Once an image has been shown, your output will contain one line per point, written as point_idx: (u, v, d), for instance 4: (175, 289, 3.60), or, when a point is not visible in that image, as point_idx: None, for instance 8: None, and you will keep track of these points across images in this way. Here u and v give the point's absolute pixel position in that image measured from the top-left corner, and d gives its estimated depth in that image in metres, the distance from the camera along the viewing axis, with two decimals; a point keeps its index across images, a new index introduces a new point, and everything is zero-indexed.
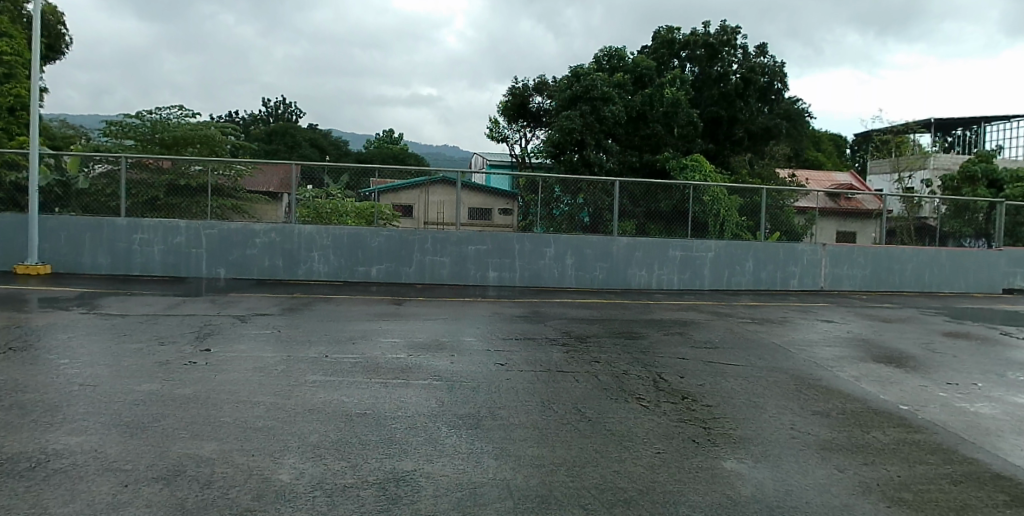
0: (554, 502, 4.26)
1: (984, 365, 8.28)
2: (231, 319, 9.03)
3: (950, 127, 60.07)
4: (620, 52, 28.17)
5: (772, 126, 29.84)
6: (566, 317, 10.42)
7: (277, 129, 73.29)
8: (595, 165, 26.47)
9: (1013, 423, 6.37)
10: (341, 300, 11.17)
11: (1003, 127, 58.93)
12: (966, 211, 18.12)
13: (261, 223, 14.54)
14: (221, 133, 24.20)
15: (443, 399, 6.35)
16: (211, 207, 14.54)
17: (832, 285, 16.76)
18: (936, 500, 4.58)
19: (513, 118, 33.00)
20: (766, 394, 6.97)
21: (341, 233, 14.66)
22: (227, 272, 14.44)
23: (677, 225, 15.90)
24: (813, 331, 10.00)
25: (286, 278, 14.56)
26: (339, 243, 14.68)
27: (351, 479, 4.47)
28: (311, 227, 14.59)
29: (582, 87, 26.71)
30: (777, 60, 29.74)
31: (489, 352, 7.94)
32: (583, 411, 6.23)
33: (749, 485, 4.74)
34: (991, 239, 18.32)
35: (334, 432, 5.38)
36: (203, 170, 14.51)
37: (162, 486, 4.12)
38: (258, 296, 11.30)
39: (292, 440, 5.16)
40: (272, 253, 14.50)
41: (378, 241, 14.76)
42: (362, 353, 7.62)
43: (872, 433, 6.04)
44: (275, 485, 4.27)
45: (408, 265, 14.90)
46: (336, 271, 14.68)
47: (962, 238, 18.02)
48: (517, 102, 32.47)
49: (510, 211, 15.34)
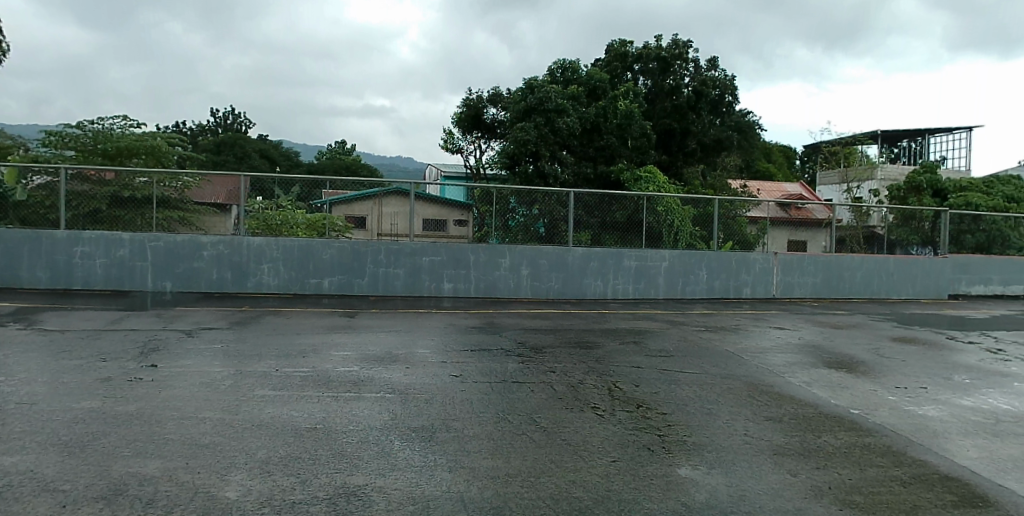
0: (508, 513, 4.25)
1: (930, 368, 8.49)
2: (177, 333, 8.83)
3: (897, 139, 61.48)
4: (573, 64, 28.67)
5: (724, 138, 30.46)
6: (520, 327, 10.40)
7: (227, 140, 71.99)
8: (550, 176, 26.52)
9: (958, 425, 6.56)
10: (292, 313, 11.01)
11: (946, 138, 60.66)
12: (913, 219, 18.54)
13: (208, 234, 14.28)
14: (167, 144, 23.84)
15: (397, 411, 6.29)
16: (156, 219, 14.22)
17: (785, 293, 17.08)
18: (887, 501, 4.68)
19: (468, 130, 33.16)
20: (719, 400, 7.04)
21: (292, 244, 14.47)
22: (174, 285, 14.13)
23: (631, 235, 16.06)
24: (766, 338, 10.13)
25: (234, 291, 14.31)
26: (289, 255, 14.48)
27: (302, 495, 4.38)
28: (260, 239, 14.36)
29: (536, 98, 26.95)
30: (728, 74, 30.30)
31: (444, 364, 7.86)
32: (538, 422, 6.22)
33: (702, 492, 4.78)
34: (937, 247, 18.81)
35: (285, 447, 5.29)
36: (149, 182, 14.18)
37: (103, 505, 3.99)
38: (208, 310, 11.05)
39: (239, 456, 5.04)
40: (220, 266, 14.23)
41: (330, 253, 14.61)
42: (312, 366, 7.49)
43: (824, 437, 6.15)
44: (221, 502, 4.17)
45: (361, 277, 14.75)
46: (286, 283, 14.47)
47: (910, 246, 18.46)
48: (471, 113, 32.59)
49: (465, 222, 15.28)
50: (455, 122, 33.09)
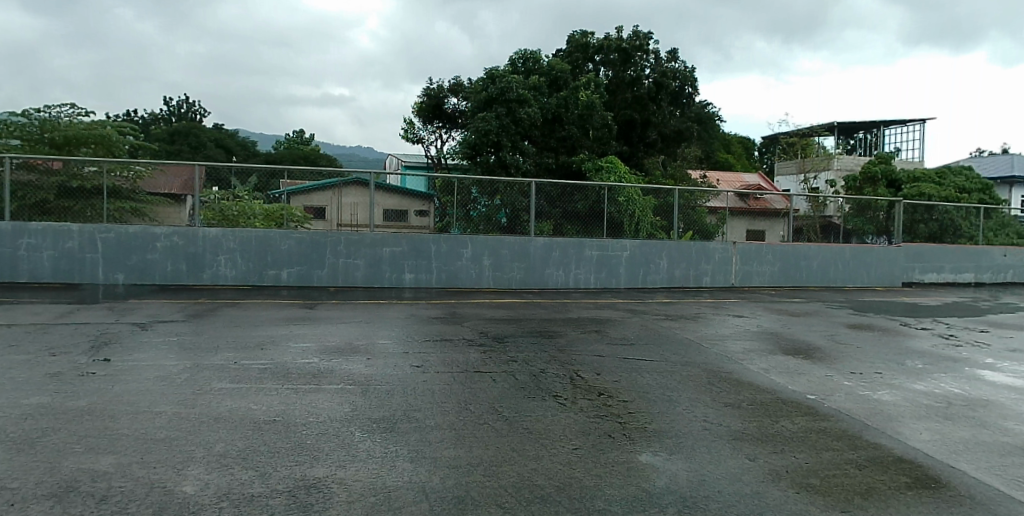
0: (470, 503, 4.26)
1: (884, 353, 8.75)
2: (130, 326, 8.65)
3: (853, 131, 61.90)
4: (535, 55, 28.77)
5: (684, 130, 30.87)
6: (483, 317, 10.42)
7: (181, 129, 70.27)
8: (512, 166, 26.56)
9: (911, 409, 6.77)
10: (250, 305, 10.85)
11: (901, 131, 62.07)
12: (869, 209, 19.01)
13: (162, 225, 13.99)
14: (118, 133, 23.25)
15: (357, 402, 6.26)
16: (106, 210, 13.86)
17: (743, 282, 17.38)
18: (842, 484, 4.81)
19: (428, 119, 33.01)
20: (679, 387, 7.15)
21: (249, 235, 14.26)
22: (127, 277, 13.83)
23: (592, 226, 16.11)
24: (725, 326, 10.30)
25: (190, 282, 14.10)
26: (246, 246, 14.27)
27: (260, 488, 4.34)
28: (217, 229, 14.13)
29: (496, 89, 26.81)
30: (688, 66, 30.81)
31: (405, 354, 7.84)
32: (500, 411, 6.25)
33: (663, 477, 4.86)
34: (892, 236, 19.28)
35: (243, 440, 5.22)
36: (98, 172, 13.77)
37: (53, 503, 3.90)
38: (162, 302, 10.84)
39: (196, 450, 4.96)
40: (175, 258, 13.98)
41: (288, 243, 14.43)
42: (270, 358, 7.41)
43: (781, 422, 6.29)
44: (177, 497, 4.11)
45: (321, 268, 14.61)
46: (243, 274, 14.24)
47: (865, 235, 18.90)
48: (432, 103, 32.51)
49: (426, 212, 15.27)
50: (415, 110, 32.88)
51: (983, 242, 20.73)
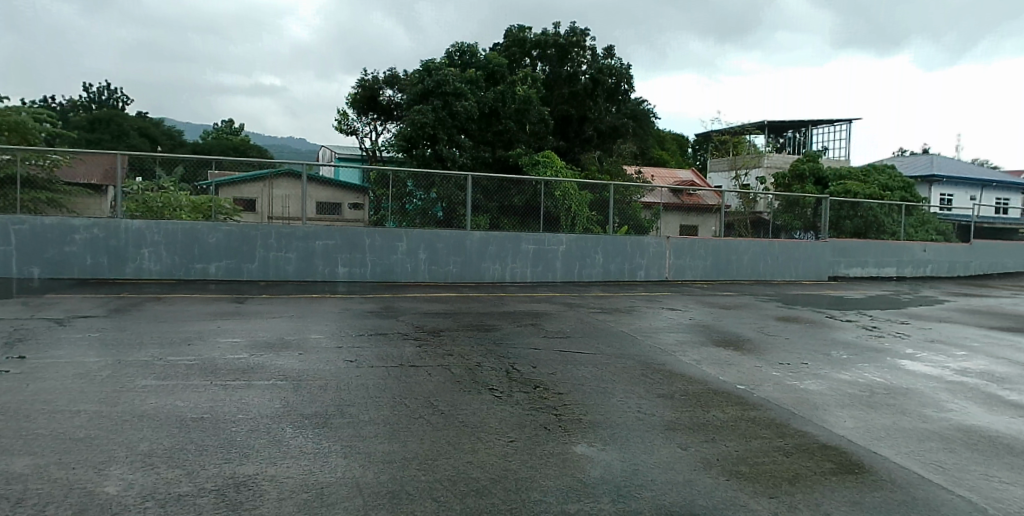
0: (403, 497, 4.26)
1: (811, 344, 9.12)
2: (46, 322, 8.29)
3: (781, 131, 63.94)
4: (471, 49, 29.31)
5: (619, 126, 32.05)
6: (418, 311, 10.40)
7: (102, 117, 67.04)
8: (448, 160, 26.73)
9: (836, 398, 7.06)
10: (177, 300, 10.52)
11: (829, 130, 64.59)
12: (797, 205, 19.63)
13: (82, 217, 13.44)
14: (34, 121, 22.14)
15: (289, 399, 6.16)
16: (21, 200, 13.16)
17: (677, 276, 17.82)
18: (770, 471, 4.99)
19: (363, 111, 33.59)
20: (614, 379, 7.29)
21: (175, 227, 13.86)
22: (43, 271, 13.22)
23: (530, 219, 16.38)
24: (659, 318, 10.53)
25: (112, 277, 13.58)
26: (172, 239, 13.86)
27: (187, 487, 4.24)
28: (140, 222, 13.68)
29: (433, 82, 27.07)
30: (623, 63, 32.18)
31: (338, 349, 7.76)
32: (435, 405, 6.25)
33: (598, 468, 4.95)
34: (819, 232, 20.01)
35: (169, 439, 5.09)
36: (11, 160, 13.04)
37: None
38: (82, 297, 10.42)
39: (119, 450, 4.81)
40: (94, 251, 13.44)
41: (217, 236, 14.08)
42: (197, 354, 7.22)
43: (712, 411, 6.48)
44: (99, 498, 3.98)
45: (251, 262, 14.31)
46: (169, 268, 13.86)
47: (793, 231, 19.60)
48: (366, 94, 32.96)
49: (360, 205, 15.19)
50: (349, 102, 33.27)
51: (905, 237, 21.71)
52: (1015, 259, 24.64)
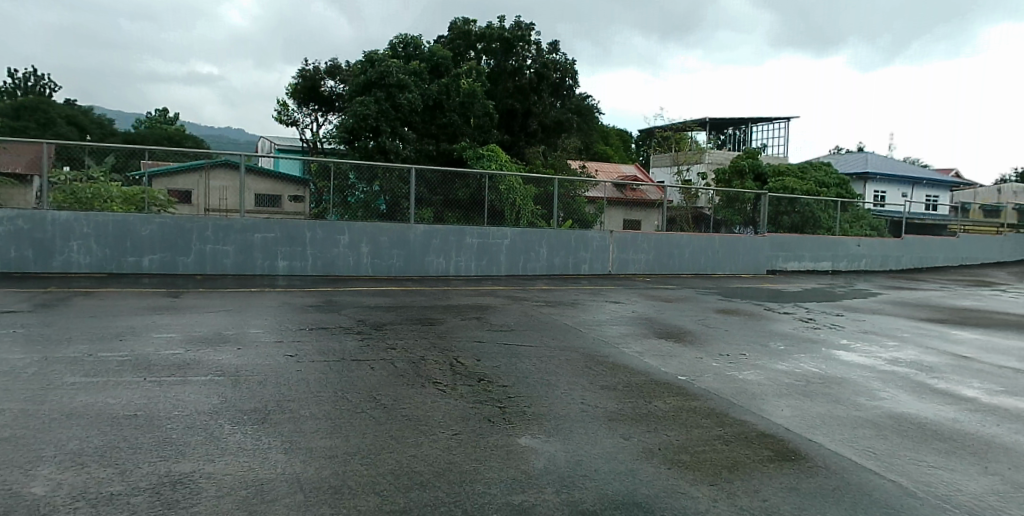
0: (346, 492, 4.25)
1: (751, 336, 9.42)
2: None
3: (724, 128, 65.74)
4: (416, 40, 29.11)
5: (564, 120, 33.08)
6: (360, 305, 10.33)
7: (28, 104, 63.80)
8: (391, 152, 26.94)
9: (773, 388, 7.32)
10: (109, 294, 10.18)
11: (769, 128, 66.54)
12: (737, 201, 20.21)
13: (4, 208, 12.84)
14: None
15: (227, 394, 6.05)
16: None
17: (620, 269, 18.16)
18: (710, 459, 5.15)
19: (303, 102, 34.67)
20: (558, 371, 7.39)
21: (106, 219, 13.38)
22: None
23: (474, 214, 16.41)
24: (603, 311, 10.71)
25: (38, 271, 13.03)
26: (103, 231, 13.37)
27: (119, 486, 4.14)
28: (68, 213, 13.17)
29: (376, 73, 27.18)
30: (568, 59, 32.99)
31: (279, 344, 7.66)
32: (378, 399, 6.23)
33: (542, 459, 5.03)
34: (758, 227, 20.63)
35: (100, 437, 4.94)
36: None
37: None
38: (8, 292, 9.97)
39: (46, 449, 4.65)
40: (18, 243, 12.88)
41: (151, 229, 13.66)
42: (130, 350, 7.03)
43: (654, 402, 6.63)
44: (25, 499, 3.85)
45: (187, 255, 13.94)
46: (99, 261, 13.37)
47: (733, 226, 20.14)
48: (307, 85, 33.82)
49: (301, 198, 14.95)
50: (289, 93, 33.89)
51: (840, 233, 22.53)
52: (944, 254, 25.87)
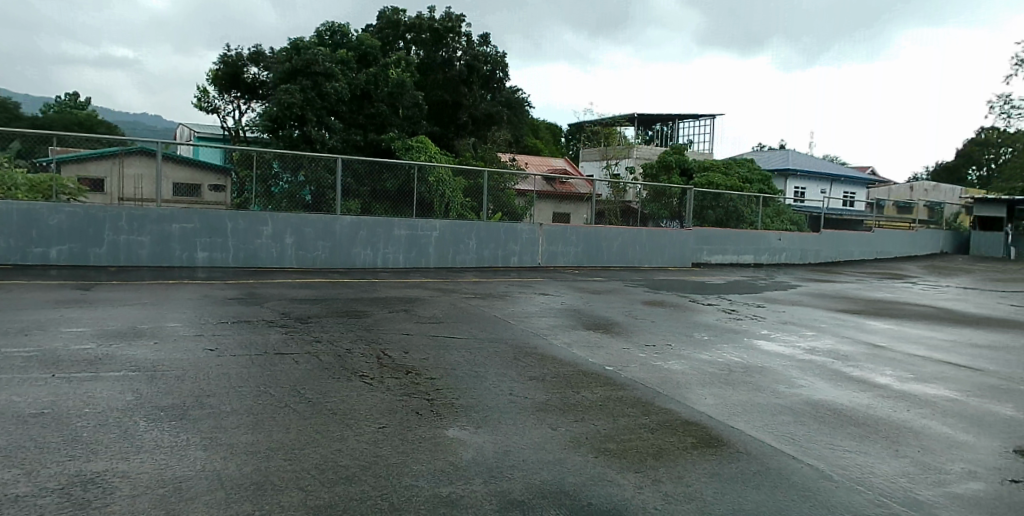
0: (269, 488, 4.20)
1: (676, 327, 9.75)
2: None
3: (651, 123, 67.64)
4: (343, 29, 30.10)
5: (494, 113, 33.05)
6: (285, 297, 10.14)
7: None
8: (317, 142, 27.15)
9: (697, 377, 7.61)
10: (13, 287, 9.64)
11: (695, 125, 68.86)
12: (664, 196, 20.81)
13: None
14: None
15: (142, 390, 5.87)
16: None
17: (548, 262, 18.46)
18: (637, 447, 5.33)
19: (225, 89, 34.29)
20: (486, 363, 7.46)
21: (10, 207, 12.63)
22: None
23: (402, 205, 16.32)
24: (533, 303, 10.85)
25: None
26: (7, 219, 12.61)
27: (26, 488, 3.97)
28: None
29: (302, 61, 27.36)
30: (497, 51, 33.30)
31: (198, 337, 7.46)
32: (302, 393, 6.15)
33: (470, 450, 5.10)
34: (684, 220, 21.29)
35: (3, 437, 4.70)
36: None
37: None
38: None
39: None
40: None
41: (59, 217, 12.97)
42: (35, 345, 6.70)
43: (582, 392, 6.79)
44: None
45: (99, 246, 13.32)
46: (3, 252, 12.63)
47: (659, 220, 20.76)
48: (229, 71, 33.53)
49: (222, 188, 14.51)
50: (211, 79, 33.63)
51: (762, 227, 23.45)
52: (860, 248, 27.32)
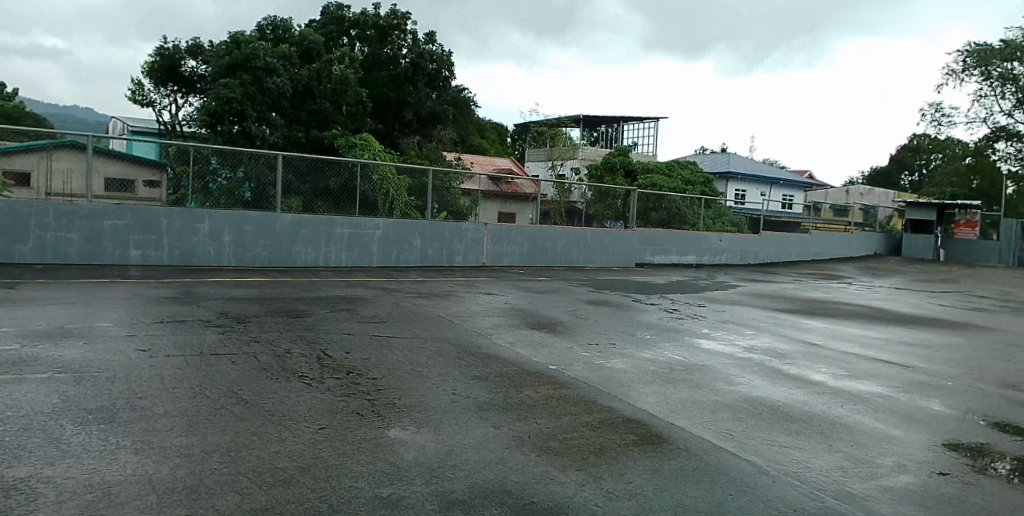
0: (203, 492, 4.15)
1: (619, 326, 9.97)
2: None
3: (597, 124, 68.61)
4: (286, 24, 29.61)
5: (439, 112, 32.71)
6: (222, 297, 9.93)
7: None
8: (257, 137, 26.74)
9: (638, 375, 7.82)
10: None
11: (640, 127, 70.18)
12: (608, 197, 21.18)
13: None
14: None
15: (69, 392, 5.69)
16: None
17: (493, 261, 18.59)
18: (579, 445, 5.46)
19: (161, 81, 33.21)
20: (429, 363, 7.48)
21: None
22: None
23: (345, 203, 16.15)
24: (476, 303, 10.93)
25: None
26: None
27: None
28: None
29: (242, 54, 26.74)
30: (443, 50, 32.76)
31: (131, 338, 7.26)
32: (239, 394, 6.07)
33: (411, 450, 5.13)
34: (627, 221, 21.73)
35: None
36: None
37: None
38: None
39: None
40: None
41: None
42: None
43: (525, 391, 6.90)
44: None
45: (24, 242, 12.78)
46: None
47: (603, 220, 21.12)
48: (166, 63, 32.44)
49: (157, 184, 14.21)
50: (146, 70, 32.47)
51: (703, 228, 24.11)
52: (798, 248, 28.37)
